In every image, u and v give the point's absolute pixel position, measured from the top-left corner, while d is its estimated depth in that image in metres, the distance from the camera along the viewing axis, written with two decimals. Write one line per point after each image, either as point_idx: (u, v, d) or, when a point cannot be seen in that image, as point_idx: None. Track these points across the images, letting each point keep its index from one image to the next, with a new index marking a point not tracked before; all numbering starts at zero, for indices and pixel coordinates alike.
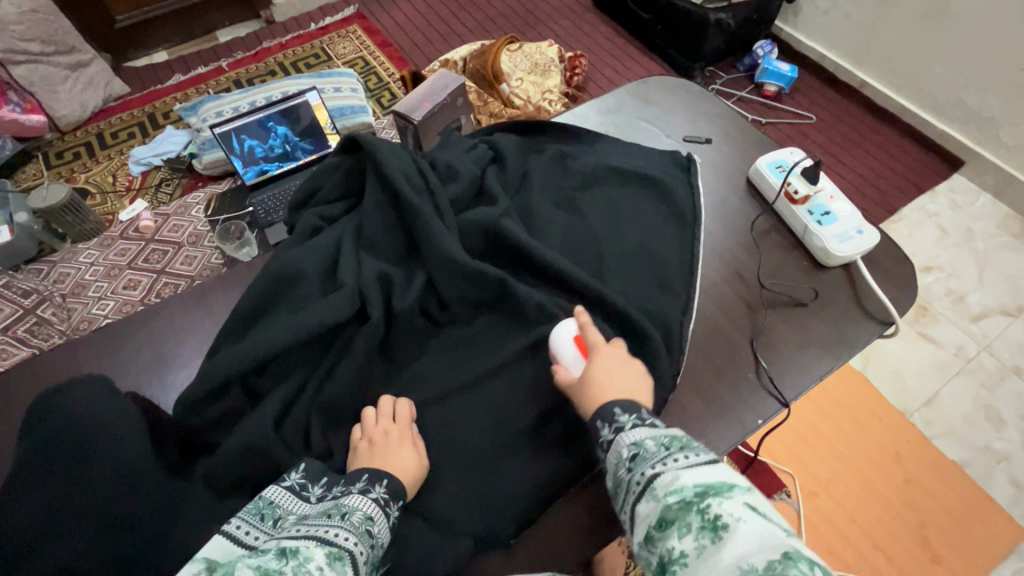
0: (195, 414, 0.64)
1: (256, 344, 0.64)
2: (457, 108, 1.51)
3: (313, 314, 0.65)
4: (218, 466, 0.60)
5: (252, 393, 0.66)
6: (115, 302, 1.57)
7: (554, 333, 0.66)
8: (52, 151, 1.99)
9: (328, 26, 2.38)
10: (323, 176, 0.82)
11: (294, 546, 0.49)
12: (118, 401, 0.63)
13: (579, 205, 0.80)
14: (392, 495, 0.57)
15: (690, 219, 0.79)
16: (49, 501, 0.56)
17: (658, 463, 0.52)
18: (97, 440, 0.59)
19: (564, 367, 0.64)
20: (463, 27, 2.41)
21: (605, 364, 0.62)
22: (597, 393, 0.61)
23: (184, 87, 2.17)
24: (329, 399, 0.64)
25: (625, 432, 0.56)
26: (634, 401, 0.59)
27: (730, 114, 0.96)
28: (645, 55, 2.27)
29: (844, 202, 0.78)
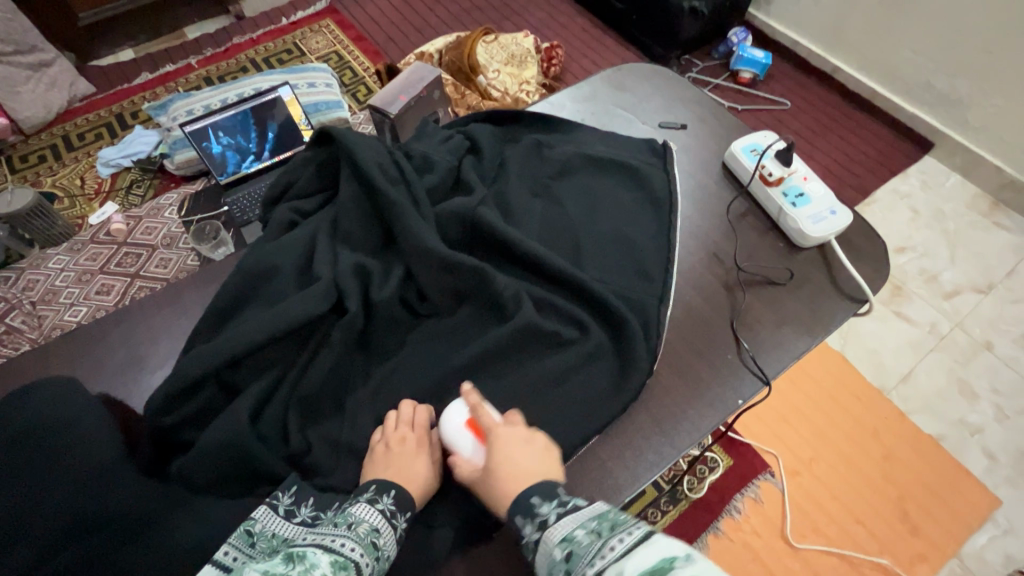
0: (168, 413, 0.63)
1: (230, 340, 0.63)
2: (434, 100, 1.50)
3: (288, 308, 0.64)
4: (195, 462, 0.59)
5: (227, 390, 0.65)
6: (88, 307, 1.53)
7: (445, 418, 0.62)
8: (16, 154, 1.92)
9: (300, 21, 2.34)
10: (296, 171, 0.81)
11: (301, 552, 0.49)
12: (91, 405, 0.62)
13: (557, 193, 0.80)
14: (398, 507, 0.57)
15: (666, 203, 0.79)
16: (14, 503, 0.54)
17: (594, 558, 0.46)
18: (67, 442, 0.58)
19: (464, 458, 0.61)
20: (439, 20, 2.38)
21: (504, 449, 0.58)
22: (502, 489, 0.56)
23: (152, 86, 2.11)
24: (310, 395, 0.63)
25: (550, 527, 0.51)
26: (546, 485, 0.55)
27: (704, 99, 0.97)
28: (621, 45, 2.28)
29: (817, 183, 0.79)
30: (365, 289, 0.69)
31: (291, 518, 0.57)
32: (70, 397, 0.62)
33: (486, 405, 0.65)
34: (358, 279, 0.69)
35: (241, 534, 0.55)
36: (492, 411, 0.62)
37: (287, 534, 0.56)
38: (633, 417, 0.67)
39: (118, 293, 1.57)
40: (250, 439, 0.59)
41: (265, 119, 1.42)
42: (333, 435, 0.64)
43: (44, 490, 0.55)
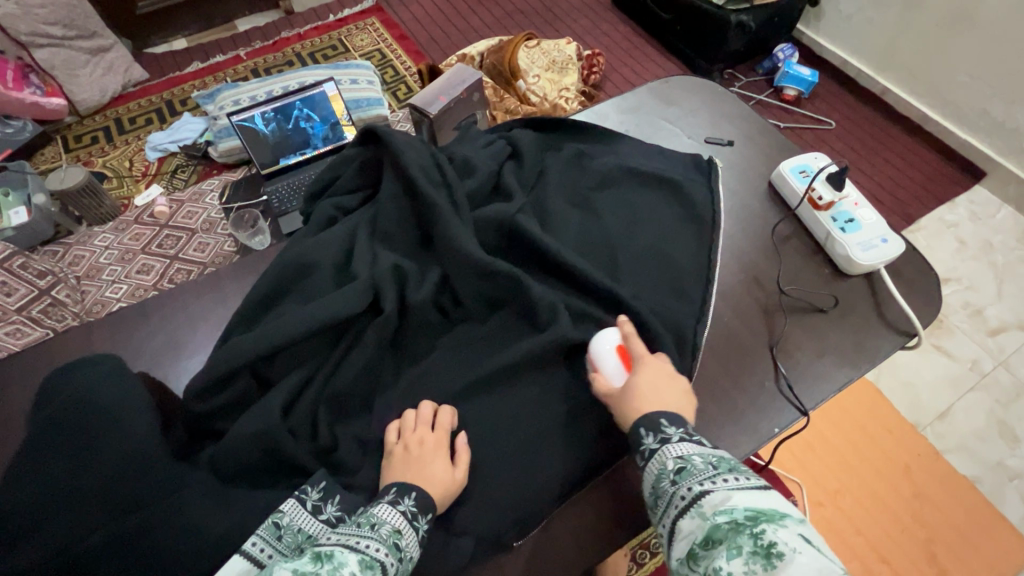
0: (204, 399, 0.65)
1: (267, 331, 0.64)
2: (474, 103, 1.51)
3: (327, 304, 0.65)
4: (227, 451, 0.60)
5: (261, 379, 0.66)
6: (128, 286, 1.59)
7: (593, 341, 0.66)
8: (71, 134, 2.01)
9: (346, 18, 2.39)
10: (342, 166, 0.82)
11: (328, 551, 0.50)
12: (129, 386, 0.63)
13: (596, 204, 0.79)
14: (420, 509, 0.56)
15: (708, 222, 0.78)
16: (60, 476, 0.56)
17: (707, 480, 0.51)
18: (107, 420, 0.60)
19: (603, 377, 0.64)
20: (482, 23, 2.41)
21: (650, 377, 0.62)
22: (636, 402, 0.60)
23: (202, 75, 2.18)
24: (341, 391, 0.64)
25: (672, 444, 0.56)
26: (680, 416, 0.59)
27: (751, 117, 0.95)
28: (663, 55, 2.26)
29: (870, 210, 0.77)
30: (400, 288, 0.69)
31: (318, 514, 0.58)
32: (116, 376, 0.64)
33: (514, 413, 0.65)
34: (394, 279, 0.69)
35: (269, 526, 0.56)
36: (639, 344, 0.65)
37: (312, 531, 0.56)
38: None
39: (157, 274, 1.62)
40: (281, 432, 0.60)
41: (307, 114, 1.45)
42: (360, 432, 0.64)
43: (84, 466, 0.57)
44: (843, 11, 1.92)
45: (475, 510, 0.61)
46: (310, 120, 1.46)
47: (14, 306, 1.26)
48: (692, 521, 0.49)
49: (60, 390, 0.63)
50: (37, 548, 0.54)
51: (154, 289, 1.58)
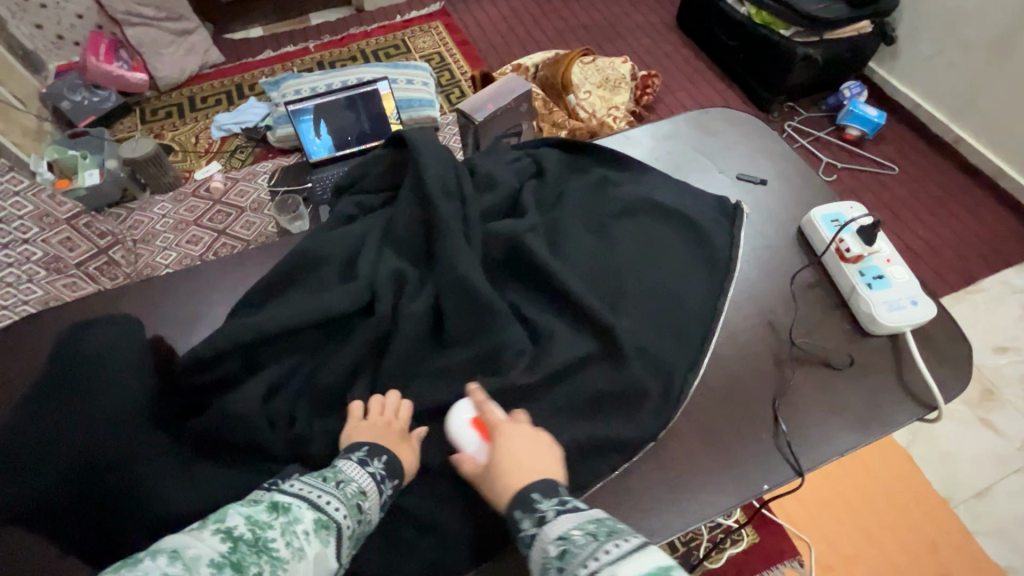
0: (198, 373, 0.66)
1: (264, 320, 0.66)
2: (520, 114, 1.53)
3: (324, 302, 0.67)
4: (210, 429, 0.62)
5: (251, 362, 0.67)
6: (177, 254, 1.70)
7: (451, 415, 0.62)
8: (148, 107, 2.17)
9: (412, 19, 2.47)
10: (372, 163, 0.83)
11: (287, 503, 0.50)
12: (134, 344, 0.67)
13: (609, 231, 0.76)
14: (388, 473, 0.58)
15: (722, 267, 0.75)
16: (56, 426, 0.61)
17: (589, 559, 0.45)
18: (102, 380, 0.63)
19: (467, 456, 0.60)
20: (543, 35, 2.43)
21: (507, 445, 0.58)
22: (504, 481, 0.56)
23: (273, 63, 2.30)
24: (327, 385, 0.65)
25: (549, 522, 0.51)
26: (550, 481, 0.55)
27: (792, 157, 0.91)
28: (722, 82, 2.22)
29: (902, 268, 0.73)
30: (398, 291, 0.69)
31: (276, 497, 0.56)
32: (119, 336, 0.67)
33: None
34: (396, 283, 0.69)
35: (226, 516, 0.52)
36: (496, 408, 0.62)
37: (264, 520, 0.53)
38: (643, 477, 0.64)
39: (205, 246, 1.72)
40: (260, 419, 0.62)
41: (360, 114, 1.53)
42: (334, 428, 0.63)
43: (75, 421, 0.61)
44: (922, 51, 1.83)
45: (440, 525, 0.61)
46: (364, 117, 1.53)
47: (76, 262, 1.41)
48: None
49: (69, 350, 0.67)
50: (24, 488, 0.58)
51: (199, 259, 1.69)
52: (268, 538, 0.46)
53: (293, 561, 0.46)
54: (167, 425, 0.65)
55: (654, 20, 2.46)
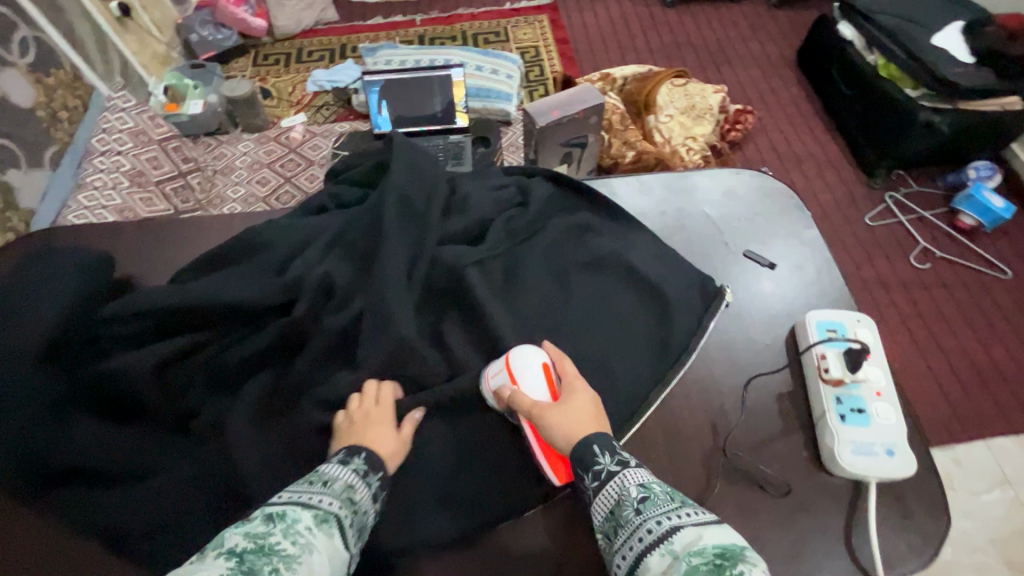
0: (111, 325, 0.67)
1: (184, 293, 0.67)
2: (589, 127, 1.36)
3: (246, 290, 0.68)
4: (98, 379, 0.64)
5: (161, 328, 0.68)
6: (244, 191, 1.59)
7: (520, 353, 0.62)
8: (262, 52, 2.34)
9: (521, 9, 2.45)
10: (371, 159, 0.86)
11: (281, 509, 0.49)
12: (64, 280, 0.69)
13: (569, 283, 0.73)
14: (370, 465, 0.57)
15: (674, 355, 0.68)
16: None
17: (671, 514, 0.49)
18: (18, 307, 0.65)
19: (524, 392, 0.60)
20: (647, 46, 2.32)
21: (577, 395, 0.60)
22: (567, 430, 0.57)
23: (380, 30, 2.40)
24: (233, 368, 0.66)
25: (626, 471, 0.54)
26: (611, 441, 0.57)
27: (817, 245, 0.81)
28: (826, 133, 2.00)
29: (890, 407, 0.62)
30: (326, 293, 0.69)
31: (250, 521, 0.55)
32: (53, 268, 0.70)
33: None
34: (334, 285, 0.70)
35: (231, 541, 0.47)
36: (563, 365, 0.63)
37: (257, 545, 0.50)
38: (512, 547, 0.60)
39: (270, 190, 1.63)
40: (153, 391, 0.64)
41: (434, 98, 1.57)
42: (226, 409, 0.64)
43: None
44: None
45: None
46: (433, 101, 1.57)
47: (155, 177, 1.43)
48: (661, 558, 0.45)
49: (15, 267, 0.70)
50: None
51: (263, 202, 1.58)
52: (273, 544, 0.45)
53: (305, 555, 0.45)
54: (60, 360, 0.65)
55: (772, 52, 2.27)
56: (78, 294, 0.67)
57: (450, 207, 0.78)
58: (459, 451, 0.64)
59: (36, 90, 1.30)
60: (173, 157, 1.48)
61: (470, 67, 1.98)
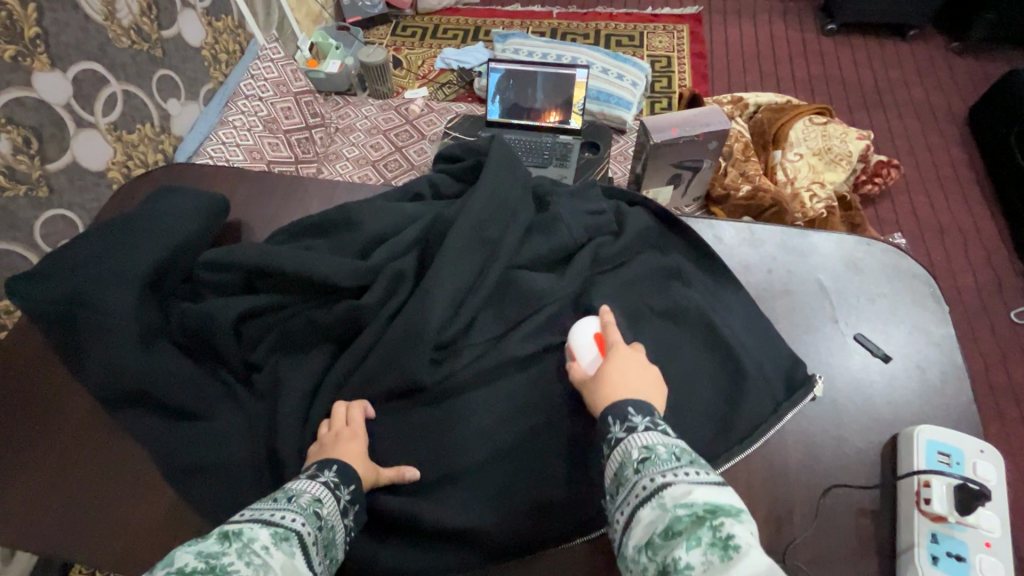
0: (207, 270, 0.76)
1: (278, 255, 0.73)
2: (707, 152, 1.27)
3: (333, 266, 0.72)
4: (186, 316, 0.72)
5: (248, 282, 0.76)
6: (359, 153, 1.64)
7: (575, 329, 0.66)
8: (402, 23, 2.44)
9: (662, 16, 2.36)
10: (476, 154, 0.86)
11: (237, 529, 0.47)
12: (177, 224, 0.80)
13: (640, 330, 0.70)
14: (342, 479, 0.57)
15: (734, 438, 0.63)
16: (93, 253, 0.75)
17: (669, 473, 0.47)
18: (140, 239, 0.77)
19: (581, 362, 0.63)
20: (791, 75, 2.14)
21: (620, 362, 0.60)
22: (606, 391, 0.58)
23: (515, 18, 2.42)
24: (303, 335, 0.72)
25: (636, 433, 0.52)
26: (645, 402, 0.56)
27: (948, 348, 0.70)
28: (983, 207, 1.74)
29: (999, 565, 0.53)
30: (395, 285, 0.72)
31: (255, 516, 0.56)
32: (174, 213, 0.82)
33: (420, 446, 0.65)
34: (406, 278, 0.72)
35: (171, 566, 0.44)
36: (619, 334, 0.65)
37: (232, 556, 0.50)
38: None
39: (382, 156, 1.66)
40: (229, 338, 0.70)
41: (553, 95, 1.54)
42: (291, 370, 0.70)
43: (107, 257, 0.75)
44: None
45: None
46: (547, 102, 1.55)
47: (285, 127, 1.53)
48: (652, 511, 0.46)
49: (138, 207, 0.83)
50: (51, 288, 0.72)
51: (374, 166, 1.62)
52: (226, 563, 0.43)
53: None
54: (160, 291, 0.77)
55: (939, 103, 2.00)
56: (186, 238, 0.80)
57: (539, 224, 0.78)
58: (489, 470, 0.63)
59: (205, 32, 1.40)
60: (305, 111, 1.59)
61: (596, 68, 1.93)
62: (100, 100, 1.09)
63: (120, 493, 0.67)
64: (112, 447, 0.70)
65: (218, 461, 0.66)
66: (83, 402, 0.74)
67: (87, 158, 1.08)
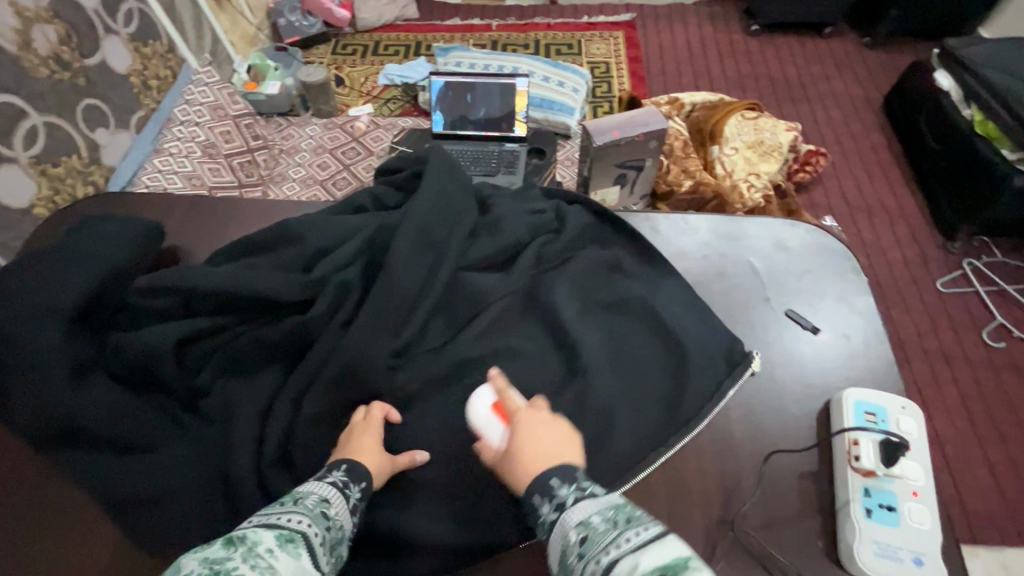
0: (143, 298, 0.74)
1: (218, 277, 0.71)
2: (648, 150, 1.32)
3: (275, 283, 0.71)
4: (123, 346, 0.69)
5: (188, 306, 0.74)
6: (305, 173, 1.62)
7: (469, 406, 0.64)
8: (342, 41, 2.43)
9: (597, 24, 2.44)
10: (417, 163, 0.87)
11: (243, 533, 0.47)
12: (109, 250, 0.77)
13: (587, 322, 0.72)
14: (352, 477, 0.58)
15: (684, 419, 0.66)
16: (15, 289, 0.71)
17: (610, 546, 0.47)
18: (67, 270, 0.73)
19: (486, 441, 0.61)
20: (722, 74, 2.25)
21: (528, 429, 0.59)
22: (523, 466, 0.56)
23: (455, 31, 2.45)
24: (250, 356, 0.70)
25: (569, 509, 0.51)
26: (568, 466, 0.55)
27: (870, 316, 0.75)
28: (903, 187, 1.88)
29: (926, 511, 0.57)
30: (342, 298, 0.71)
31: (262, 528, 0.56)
32: (104, 239, 0.78)
33: None
34: (353, 289, 0.72)
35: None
36: (516, 397, 0.64)
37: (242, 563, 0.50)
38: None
39: (330, 174, 1.64)
40: (170, 365, 0.68)
41: (494, 104, 1.57)
42: (238, 393, 0.68)
43: (29, 292, 0.71)
44: None
45: None
46: (491, 111, 1.57)
47: (224, 151, 1.49)
48: None
49: (65, 237, 0.79)
50: None
51: (322, 185, 1.60)
52: (230, 566, 0.43)
53: None
54: (92, 324, 0.74)
55: (857, 93, 2.15)
56: (118, 266, 0.76)
57: (482, 228, 0.79)
58: (448, 474, 0.63)
59: (132, 58, 1.36)
60: (245, 133, 1.55)
61: (537, 76, 1.97)
62: (19, 133, 1.04)
63: (58, 539, 0.63)
64: (47, 491, 0.66)
65: (166, 492, 0.63)
66: (12, 446, 0.70)
67: (8, 194, 1.02)
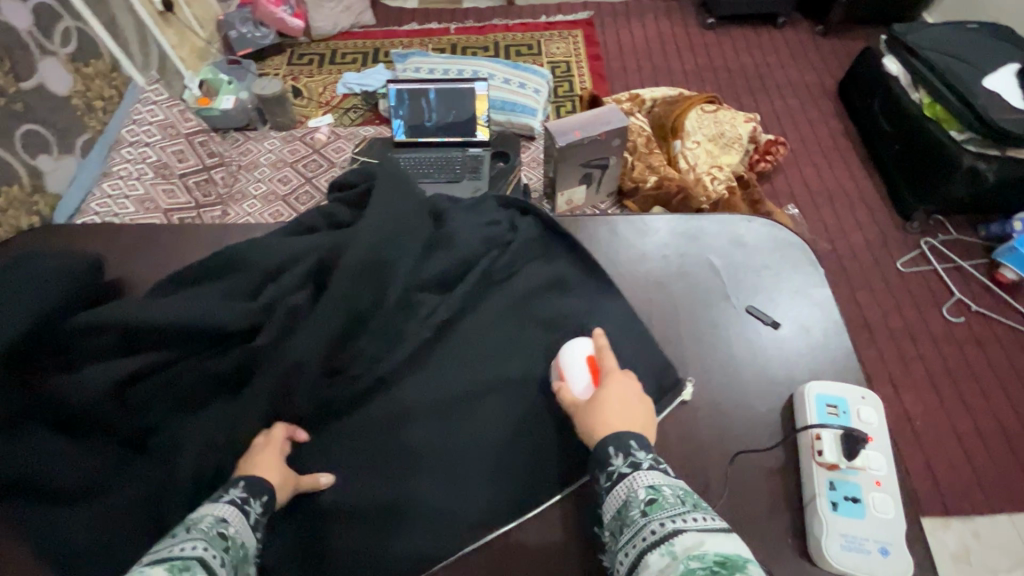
0: (84, 336, 0.69)
1: (165, 310, 0.68)
2: (610, 148, 1.32)
3: (222, 311, 0.68)
4: (63, 390, 0.65)
5: (133, 342, 0.69)
6: (267, 189, 1.56)
7: (565, 350, 0.67)
8: (297, 51, 2.38)
9: (556, 23, 2.44)
10: (369, 177, 0.85)
11: (133, 572, 0.45)
12: (45, 285, 0.72)
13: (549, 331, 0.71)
14: (252, 492, 0.58)
15: None
16: None
17: (678, 518, 0.49)
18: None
19: (569, 387, 0.64)
20: (680, 67, 2.27)
21: (616, 392, 0.62)
22: (602, 421, 0.60)
23: (413, 37, 2.42)
24: (201, 390, 0.68)
25: (642, 471, 0.55)
26: (645, 437, 0.58)
27: (828, 307, 0.75)
28: (861, 171, 1.92)
29: (888, 500, 0.58)
30: (294, 323, 0.69)
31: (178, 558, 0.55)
32: (39, 274, 0.72)
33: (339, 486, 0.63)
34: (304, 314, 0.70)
35: None
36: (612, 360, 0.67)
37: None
38: None
39: (292, 189, 1.58)
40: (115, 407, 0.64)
41: (455, 109, 1.55)
42: (191, 429, 0.65)
43: None
44: None
45: None
46: (453, 116, 1.56)
47: (179, 171, 1.42)
48: (661, 558, 0.46)
49: None
50: None
51: (285, 200, 1.55)
52: None
53: None
54: (29, 368, 0.69)
55: (812, 81, 2.19)
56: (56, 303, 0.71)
57: (439, 241, 0.78)
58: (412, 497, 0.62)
59: (73, 80, 1.30)
60: (200, 151, 1.49)
61: (497, 79, 1.96)
62: None
63: None
64: None
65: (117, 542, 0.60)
66: None
67: None
